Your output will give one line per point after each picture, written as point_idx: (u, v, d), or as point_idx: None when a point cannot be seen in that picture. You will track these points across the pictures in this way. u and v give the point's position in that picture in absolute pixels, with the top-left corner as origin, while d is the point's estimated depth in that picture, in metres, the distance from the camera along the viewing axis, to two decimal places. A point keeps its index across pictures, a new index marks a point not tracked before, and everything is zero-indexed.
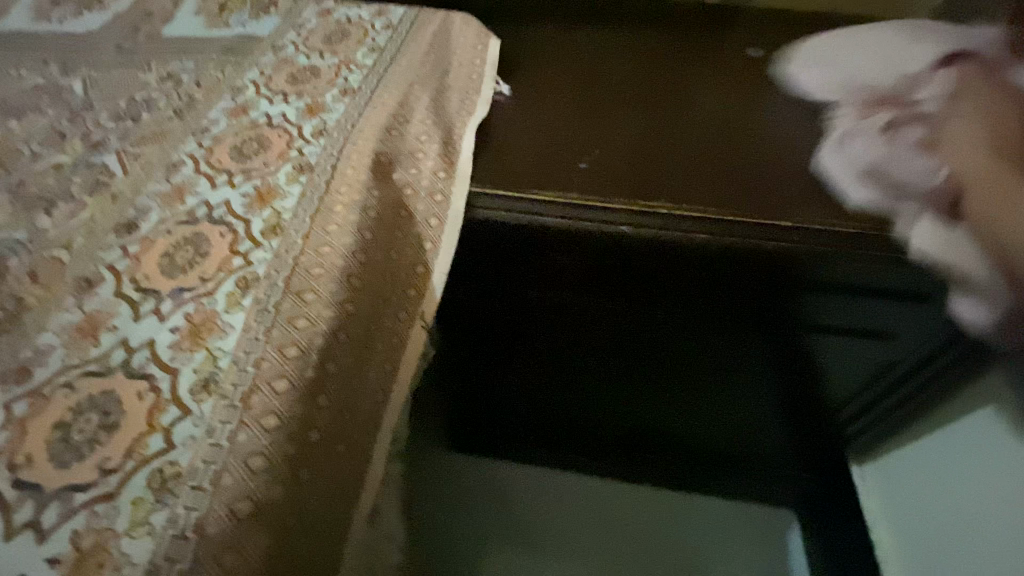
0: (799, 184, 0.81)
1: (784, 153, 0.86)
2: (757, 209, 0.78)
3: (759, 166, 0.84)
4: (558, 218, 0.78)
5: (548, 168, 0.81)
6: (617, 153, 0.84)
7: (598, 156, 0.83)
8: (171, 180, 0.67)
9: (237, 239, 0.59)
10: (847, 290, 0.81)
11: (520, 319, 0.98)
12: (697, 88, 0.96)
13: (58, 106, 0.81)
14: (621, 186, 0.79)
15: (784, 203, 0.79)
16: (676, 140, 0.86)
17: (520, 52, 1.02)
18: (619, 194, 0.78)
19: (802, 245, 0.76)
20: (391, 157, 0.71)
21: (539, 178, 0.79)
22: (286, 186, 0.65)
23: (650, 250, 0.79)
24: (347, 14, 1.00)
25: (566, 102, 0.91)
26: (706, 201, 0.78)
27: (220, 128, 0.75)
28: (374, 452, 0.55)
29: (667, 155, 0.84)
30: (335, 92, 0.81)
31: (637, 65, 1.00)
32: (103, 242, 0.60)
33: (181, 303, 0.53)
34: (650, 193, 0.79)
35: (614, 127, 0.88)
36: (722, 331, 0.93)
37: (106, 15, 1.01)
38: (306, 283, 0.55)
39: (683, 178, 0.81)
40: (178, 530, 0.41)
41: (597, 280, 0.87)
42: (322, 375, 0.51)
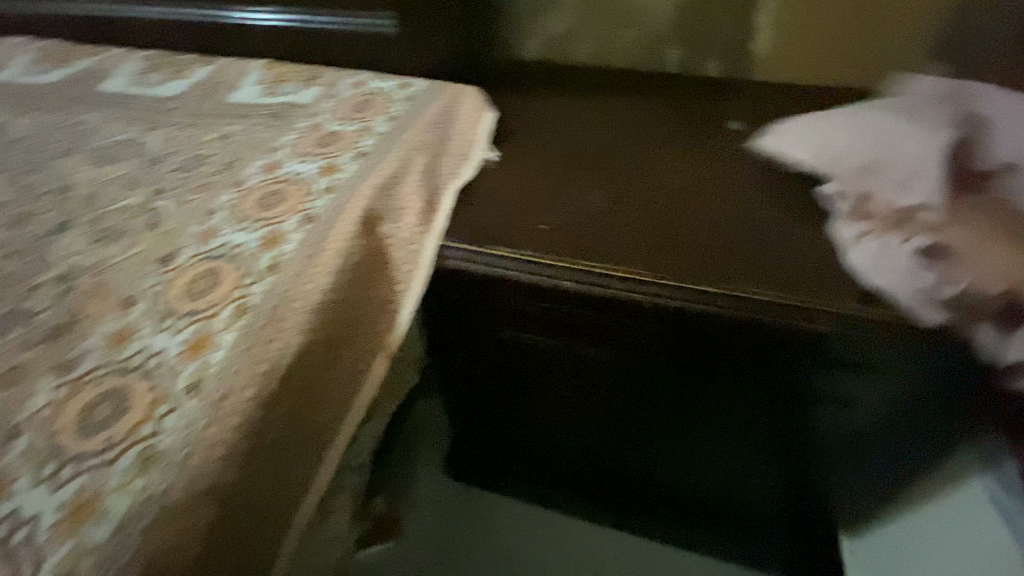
0: (743, 252, 0.87)
1: (737, 222, 0.92)
2: (692, 274, 0.85)
3: (707, 233, 0.90)
4: (512, 269, 0.89)
5: (510, 226, 0.92)
6: (576, 215, 0.94)
7: (559, 218, 0.93)
8: (207, 223, 0.84)
9: (244, 273, 0.74)
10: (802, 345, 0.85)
11: (500, 353, 1.07)
12: (668, 158, 1.05)
13: (137, 157, 1.02)
14: (571, 246, 0.89)
15: (726, 270, 0.85)
16: (635, 206, 0.95)
17: (516, 122, 1.15)
18: (567, 253, 0.88)
19: (734, 310, 0.83)
20: (380, 212, 0.85)
21: (501, 235, 0.91)
22: (291, 232, 0.81)
23: (598, 302, 0.88)
24: (376, 86, 1.18)
25: (540, 166, 1.03)
26: (647, 265, 0.86)
27: (253, 181, 0.92)
28: (324, 458, 0.68)
29: (620, 219, 0.93)
30: (350, 154, 0.98)
31: (616, 135, 1.11)
32: (146, 269, 0.77)
33: (191, 321, 0.68)
34: (594, 251, 0.88)
35: (576, 191, 0.98)
36: (691, 381, 0.98)
37: (188, 82, 1.25)
38: (287, 312, 0.69)
39: (629, 240, 0.90)
40: (151, 493, 0.54)
41: (569, 323, 0.95)
42: (285, 387, 0.64)
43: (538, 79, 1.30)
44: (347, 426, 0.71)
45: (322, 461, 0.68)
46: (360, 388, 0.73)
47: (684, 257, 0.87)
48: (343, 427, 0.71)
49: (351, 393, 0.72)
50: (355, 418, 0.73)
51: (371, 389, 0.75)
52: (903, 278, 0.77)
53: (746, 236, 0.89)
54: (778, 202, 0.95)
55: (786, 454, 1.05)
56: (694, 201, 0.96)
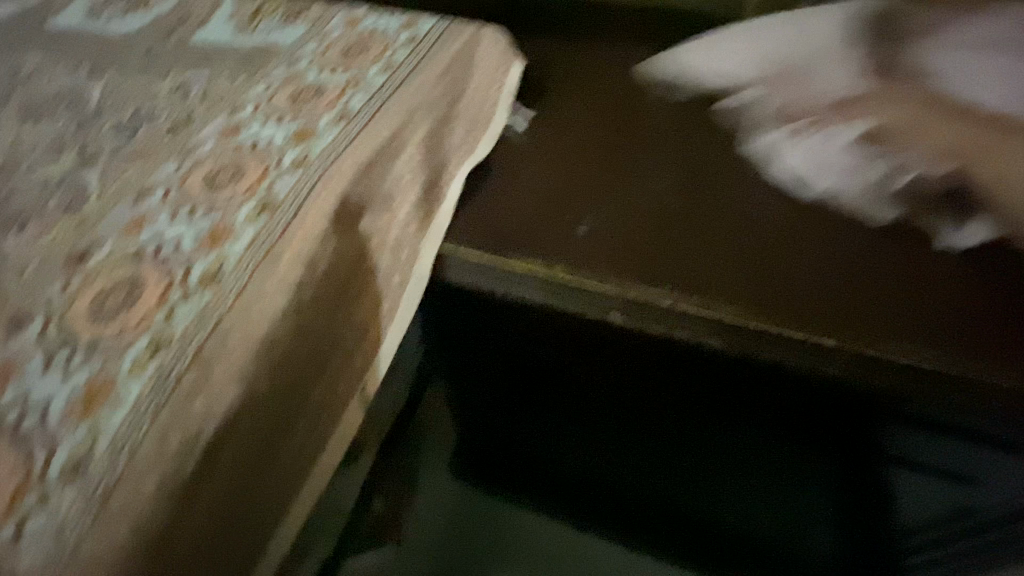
0: (854, 290, 0.64)
1: (861, 241, 0.68)
2: (797, 318, 0.63)
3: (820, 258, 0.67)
4: (538, 297, 0.69)
5: (535, 225, 0.71)
6: (622, 214, 0.72)
7: (600, 215, 0.72)
8: (137, 208, 0.64)
9: (170, 287, 0.55)
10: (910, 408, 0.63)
11: (513, 382, 0.85)
12: (765, 143, 0.79)
13: (72, 113, 0.81)
14: (614, 257, 0.68)
15: (820, 307, 0.63)
16: (701, 205, 0.73)
17: (552, 75, 0.91)
18: (608, 268, 0.67)
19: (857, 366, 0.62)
20: (363, 201, 0.63)
21: (523, 235, 0.70)
22: (242, 226, 0.60)
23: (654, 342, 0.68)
24: (374, 25, 0.93)
25: (589, 148, 0.79)
26: (713, 292, 0.65)
27: (205, 150, 0.71)
28: (275, 535, 0.52)
29: (697, 231, 0.70)
30: (332, 115, 0.75)
31: (692, 107, 0.85)
32: (51, 273, 0.58)
33: (90, 359, 0.49)
34: (660, 274, 0.67)
35: (637, 187, 0.75)
36: (751, 437, 0.74)
37: (149, 16, 1.02)
38: (220, 352, 0.50)
39: (694, 255, 0.68)
40: None
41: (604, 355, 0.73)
42: (209, 465, 0.47)
43: (579, 18, 1.03)
44: (300, 503, 0.54)
45: (270, 542, 0.51)
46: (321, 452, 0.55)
47: (785, 289, 0.65)
48: (300, 494, 0.54)
49: (307, 462, 0.54)
50: (313, 492, 0.54)
51: (338, 449, 0.57)
52: (826, 150, 0.75)
53: (850, 259, 0.67)
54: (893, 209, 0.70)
55: (856, 543, 0.81)
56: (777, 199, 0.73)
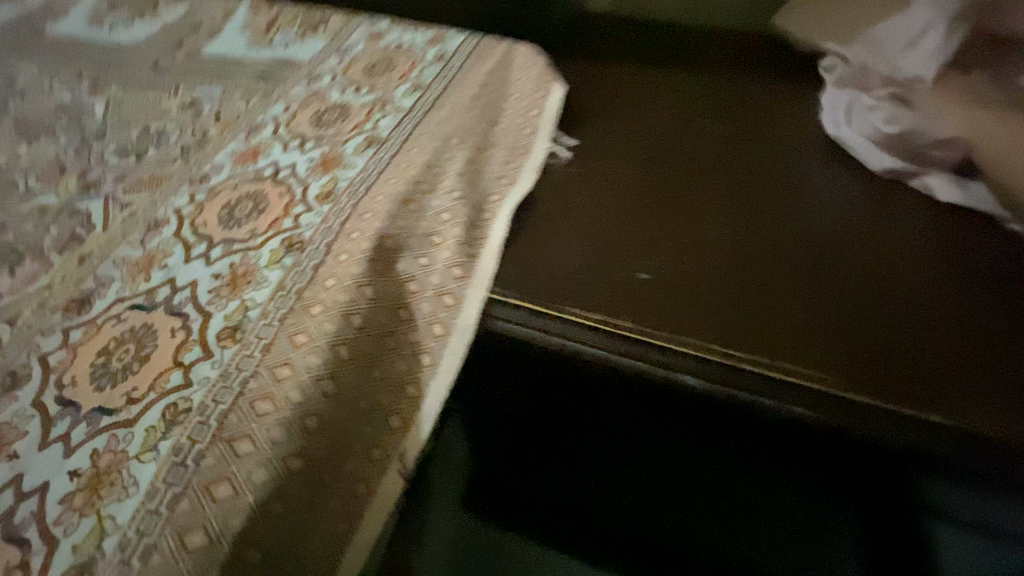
0: (972, 356, 0.54)
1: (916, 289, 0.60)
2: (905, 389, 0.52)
3: (903, 310, 0.57)
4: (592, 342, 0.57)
5: (591, 276, 0.61)
6: (692, 262, 0.62)
7: (666, 264, 0.62)
8: (146, 245, 0.57)
9: (186, 343, 0.48)
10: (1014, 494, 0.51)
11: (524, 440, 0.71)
12: (815, 184, 0.71)
13: (73, 131, 0.74)
14: (688, 314, 0.58)
15: (938, 378, 0.53)
16: (781, 253, 0.63)
17: (591, 103, 0.83)
18: (681, 328, 0.57)
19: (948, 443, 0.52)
20: (399, 241, 0.57)
21: (577, 287, 0.60)
22: (266, 269, 0.53)
23: (717, 411, 0.56)
24: (399, 40, 0.87)
25: (623, 190, 0.70)
26: (811, 359, 0.54)
27: (220, 178, 0.64)
28: None
29: (759, 279, 0.60)
30: (359, 140, 0.69)
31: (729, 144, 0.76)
32: (47, 322, 0.51)
33: (94, 433, 0.43)
34: (720, 328, 0.56)
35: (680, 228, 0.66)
36: (823, 509, 0.62)
37: (156, 25, 0.95)
38: (244, 426, 0.43)
39: (782, 312, 0.57)
40: None
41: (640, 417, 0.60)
42: (231, 568, 0.39)
43: (615, 36, 0.97)
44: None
45: None
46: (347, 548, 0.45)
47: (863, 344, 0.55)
48: None
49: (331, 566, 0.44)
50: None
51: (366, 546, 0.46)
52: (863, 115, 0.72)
53: (959, 319, 0.57)
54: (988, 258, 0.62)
55: None
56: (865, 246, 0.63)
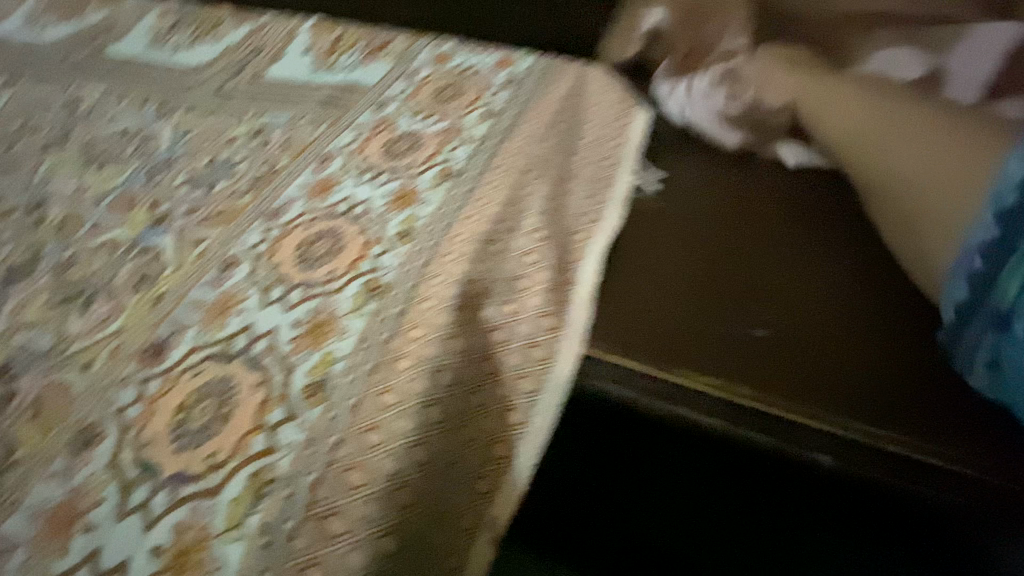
0: None
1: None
2: None
3: None
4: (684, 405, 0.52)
5: (694, 330, 0.54)
6: (810, 320, 0.54)
7: (778, 320, 0.55)
8: (220, 286, 0.54)
9: (268, 401, 0.44)
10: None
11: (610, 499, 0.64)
12: None
13: (140, 160, 0.73)
14: (809, 383, 0.50)
15: None
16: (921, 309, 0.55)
17: (682, 132, 0.77)
18: (800, 399, 0.50)
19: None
20: (484, 286, 0.53)
21: (679, 346, 0.53)
22: (346, 316, 0.50)
23: (845, 490, 0.49)
24: (466, 64, 0.84)
25: (715, 227, 0.64)
26: (961, 446, 0.47)
27: (292, 213, 0.61)
28: None
29: (882, 344, 0.52)
30: (434, 172, 0.65)
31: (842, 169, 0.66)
32: (122, 371, 0.48)
33: (178, 503, 0.40)
34: (827, 399, 0.49)
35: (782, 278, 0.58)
36: None
37: (218, 47, 0.94)
38: (336, 500, 0.40)
39: (928, 382, 0.50)
40: None
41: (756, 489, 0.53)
42: None
43: None
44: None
45: None
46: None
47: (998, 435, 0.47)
48: None
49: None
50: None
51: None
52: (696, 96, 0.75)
53: None
54: None
55: None
56: None
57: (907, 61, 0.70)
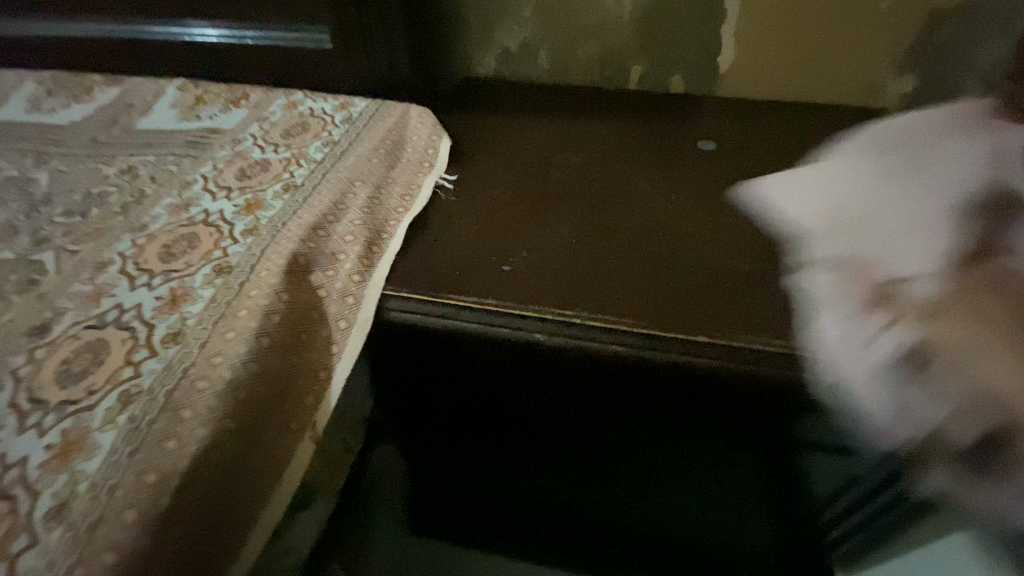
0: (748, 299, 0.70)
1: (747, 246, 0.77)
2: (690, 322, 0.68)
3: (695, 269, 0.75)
4: (467, 320, 0.71)
5: (469, 268, 0.75)
6: (542, 253, 0.77)
7: (525, 258, 0.76)
8: (95, 281, 0.69)
9: (136, 347, 0.60)
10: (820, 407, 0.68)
11: (465, 415, 0.86)
12: (640, 183, 0.89)
13: (19, 199, 0.86)
14: (539, 289, 0.72)
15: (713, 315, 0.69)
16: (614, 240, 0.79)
17: (472, 145, 1.01)
18: (533, 300, 0.71)
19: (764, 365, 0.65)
20: (310, 258, 0.72)
21: (456, 279, 0.74)
22: (200, 288, 0.67)
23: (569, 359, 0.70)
24: (311, 107, 1.05)
25: (489, 210, 0.85)
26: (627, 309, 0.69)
27: (158, 225, 0.78)
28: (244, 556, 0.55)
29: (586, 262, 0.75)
30: (277, 187, 0.84)
31: (595, 164, 0.94)
32: (12, 346, 0.62)
33: (62, 417, 0.54)
34: (549, 297, 0.71)
35: (519, 235, 0.80)
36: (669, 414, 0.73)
37: (91, 107, 1.08)
38: (188, 397, 0.56)
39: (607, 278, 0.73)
40: None
41: (544, 385, 0.76)
42: (183, 499, 0.51)
43: (498, 95, 1.17)
44: (243, 563, 0.55)
45: (240, 556, 0.55)
46: (264, 504, 0.57)
47: (690, 290, 0.72)
48: (267, 514, 0.58)
49: (252, 518, 0.56)
50: (255, 547, 0.56)
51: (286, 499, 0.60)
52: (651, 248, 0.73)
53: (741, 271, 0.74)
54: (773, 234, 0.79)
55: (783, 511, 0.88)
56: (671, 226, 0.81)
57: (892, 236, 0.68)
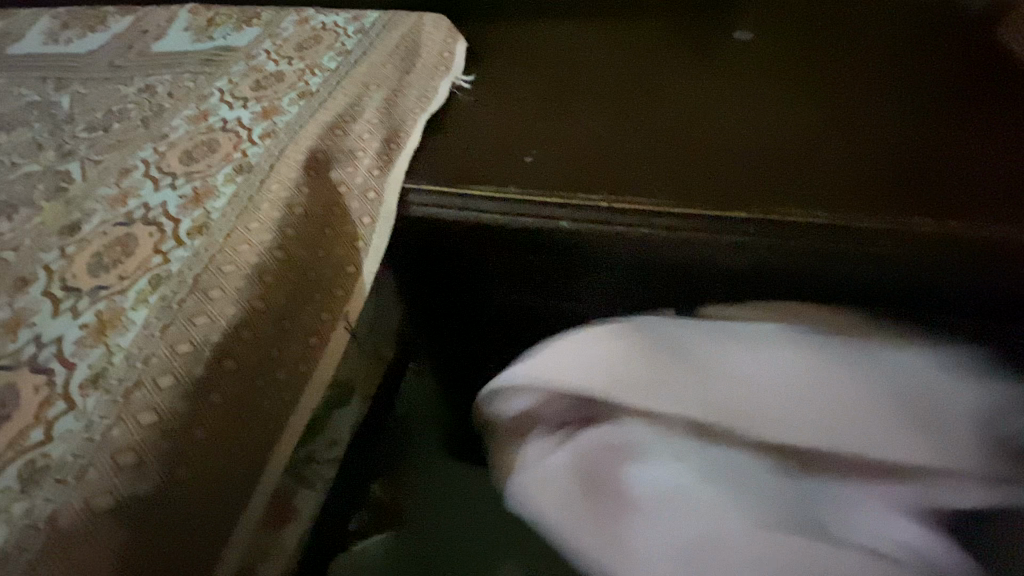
0: (783, 177, 0.67)
1: (800, 128, 0.73)
2: (720, 200, 0.65)
3: (728, 151, 0.71)
4: (495, 210, 0.69)
5: (489, 160, 0.73)
6: (565, 143, 0.74)
7: (548, 149, 0.73)
8: (120, 184, 0.70)
9: (163, 238, 0.61)
10: (872, 289, 0.64)
11: (491, 331, 0.84)
12: (669, 73, 0.84)
13: (44, 120, 0.86)
14: (563, 177, 0.70)
15: (747, 193, 0.66)
16: (642, 127, 0.75)
17: (491, 47, 0.97)
18: (557, 186, 0.69)
19: (821, 236, 0.62)
20: (329, 156, 0.71)
21: (477, 171, 0.72)
22: (221, 186, 0.67)
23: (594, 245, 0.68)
24: (324, 20, 1.01)
25: (509, 105, 0.82)
26: (655, 191, 0.67)
27: (178, 134, 0.77)
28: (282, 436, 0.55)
29: (611, 149, 0.72)
30: (293, 95, 0.82)
31: (625, 62, 0.87)
32: (46, 243, 0.63)
33: (96, 300, 0.55)
34: (573, 184, 0.69)
35: (541, 127, 0.77)
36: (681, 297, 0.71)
37: (107, 35, 1.07)
38: (215, 280, 0.56)
39: (634, 164, 0.70)
40: (31, 520, 0.42)
41: (575, 291, 0.74)
42: (216, 372, 0.51)
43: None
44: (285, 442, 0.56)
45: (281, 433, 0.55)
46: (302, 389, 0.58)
47: (737, 170, 0.68)
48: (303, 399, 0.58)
49: (289, 402, 0.56)
50: (295, 428, 0.57)
51: (320, 386, 0.61)
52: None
53: (774, 152, 0.70)
54: (811, 115, 0.74)
55: None
56: (703, 112, 0.76)
57: (713, 533, 0.45)
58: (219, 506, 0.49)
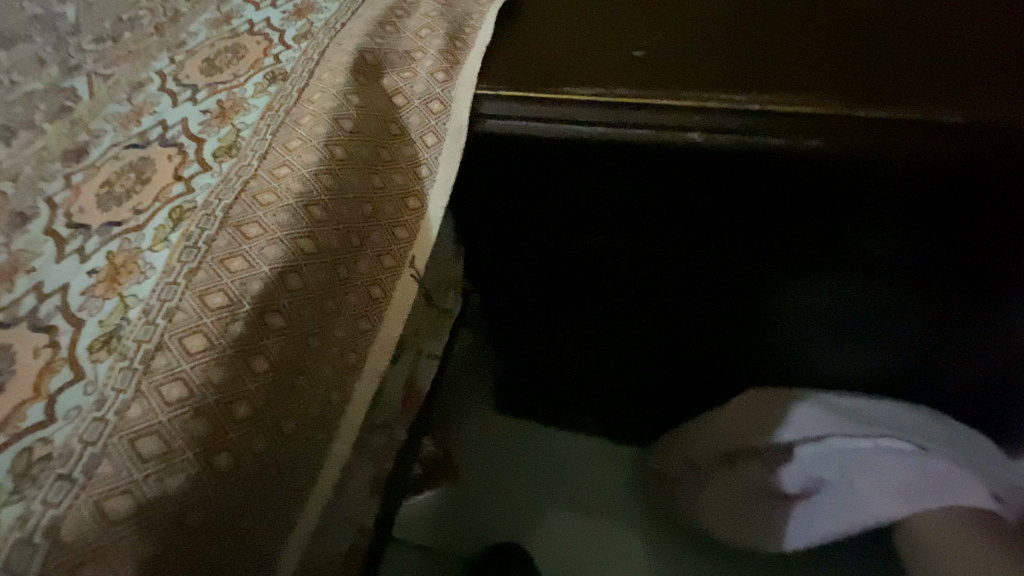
0: (980, 63, 0.50)
1: (982, 12, 0.54)
2: (909, 95, 0.48)
3: (900, 30, 0.53)
4: (591, 120, 0.53)
5: (580, 52, 0.56)
6: (679, 27, 0.56)
7: (658, 36, 0.56)
8: (132, 100, 0.57)
9: (184, 162, 0.48)
10: (990, 224, 0.50)
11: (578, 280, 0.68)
12: None
13: (47, 33, 0.73)
14: (684, 72, 0.53)
15: (938, 86, 0.49)
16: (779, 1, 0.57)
17: None
18: (677, 82, 0.52)
19: (987, 177, 0.47)
20: (381, 57, 0.56)
21: (566, 68, 0.55)
22: (252, 98, 0.53)
23: (731, 161, 0.51)
24: None
25: None
26: (813, 83, 0.50)
27: (197, 41, 0.63)
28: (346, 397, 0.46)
29: (745, 34, 0.55)
30: None
31: None
32: (48, 172, 0.52)
33: (107, 240, 0.43)
34: (698, 79, 0.52)
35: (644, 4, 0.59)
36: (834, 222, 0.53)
37: None
38: (251, 214, 0.43)
39: (781, 50, 0.53)
40: (25, 533, 0.31)
41: (664, 234, 0.60)
42: (260, 331, 0.40)
43: None
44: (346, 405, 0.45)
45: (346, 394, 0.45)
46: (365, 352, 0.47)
47: (907, 63, 0.51)
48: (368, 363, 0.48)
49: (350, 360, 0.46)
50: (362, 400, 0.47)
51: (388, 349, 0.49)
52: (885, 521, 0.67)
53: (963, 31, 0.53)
54: None
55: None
56: None
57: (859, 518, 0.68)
58: (273, 497, 0.40)
